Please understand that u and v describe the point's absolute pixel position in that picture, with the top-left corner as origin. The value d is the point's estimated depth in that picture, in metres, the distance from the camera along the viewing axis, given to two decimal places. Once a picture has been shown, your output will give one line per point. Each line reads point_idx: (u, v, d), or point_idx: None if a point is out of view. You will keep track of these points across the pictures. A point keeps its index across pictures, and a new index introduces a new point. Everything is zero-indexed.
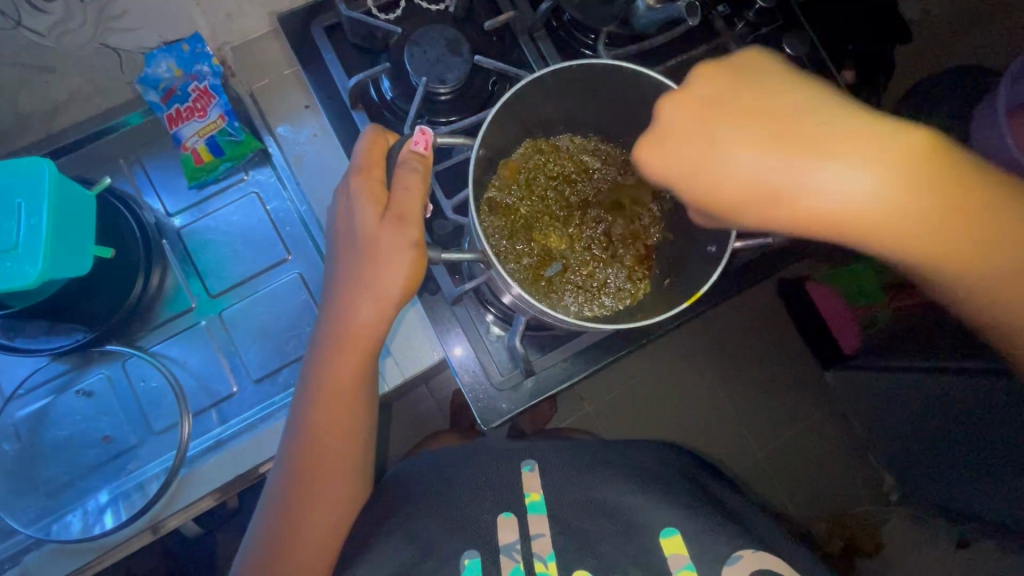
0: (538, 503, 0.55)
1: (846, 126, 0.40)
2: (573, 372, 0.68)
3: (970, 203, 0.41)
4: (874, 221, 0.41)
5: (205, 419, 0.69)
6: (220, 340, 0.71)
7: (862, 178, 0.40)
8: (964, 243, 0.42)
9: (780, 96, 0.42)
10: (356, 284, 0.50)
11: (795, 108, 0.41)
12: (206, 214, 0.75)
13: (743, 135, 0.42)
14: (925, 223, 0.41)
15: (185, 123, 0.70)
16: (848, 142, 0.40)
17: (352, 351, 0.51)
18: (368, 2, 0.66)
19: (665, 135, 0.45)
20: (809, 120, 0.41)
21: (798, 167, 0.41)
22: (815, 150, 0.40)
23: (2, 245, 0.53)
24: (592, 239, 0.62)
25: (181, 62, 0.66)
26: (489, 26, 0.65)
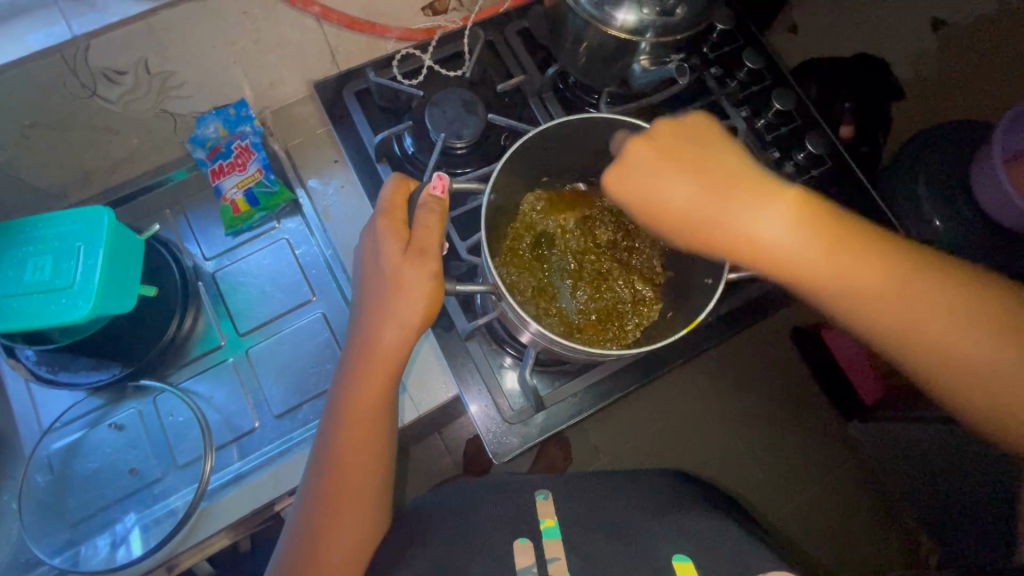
0: (552, 528, 0.55)
1: (749, 182, 0.53)
2: (582, 408, 0.69)
3: (877, 259, 0.50)
4: (790, 252, 0.50)
5: (227, 454, 0.71)
6: (246, 377, 0.74)
7: (767, 219, 0.51)
8: (873, 285, 0.49)
9: (708, 152, 0.54)
10: (379, 314, 0.54)
11: (720, 163, 0.53)
12: (237, 259, 0.79)
13: (675, 172, 0.53)
14: (839, 260, 0.50)
15: (226, 177, 0.76)
16: (751, 191, 0.52)
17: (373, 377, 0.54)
18: (394, 70, 0.75)
19: (622, 167, 0.55)
20: (721, 171, 0.53)
21: (717, 202, 0.52)
22: (729, 192, 0.52)
23: (61, 282, 0.59)
24: (597, 276, 0.65)
25: (227, 124, 0.75)
26: (502, 88, 0.72)
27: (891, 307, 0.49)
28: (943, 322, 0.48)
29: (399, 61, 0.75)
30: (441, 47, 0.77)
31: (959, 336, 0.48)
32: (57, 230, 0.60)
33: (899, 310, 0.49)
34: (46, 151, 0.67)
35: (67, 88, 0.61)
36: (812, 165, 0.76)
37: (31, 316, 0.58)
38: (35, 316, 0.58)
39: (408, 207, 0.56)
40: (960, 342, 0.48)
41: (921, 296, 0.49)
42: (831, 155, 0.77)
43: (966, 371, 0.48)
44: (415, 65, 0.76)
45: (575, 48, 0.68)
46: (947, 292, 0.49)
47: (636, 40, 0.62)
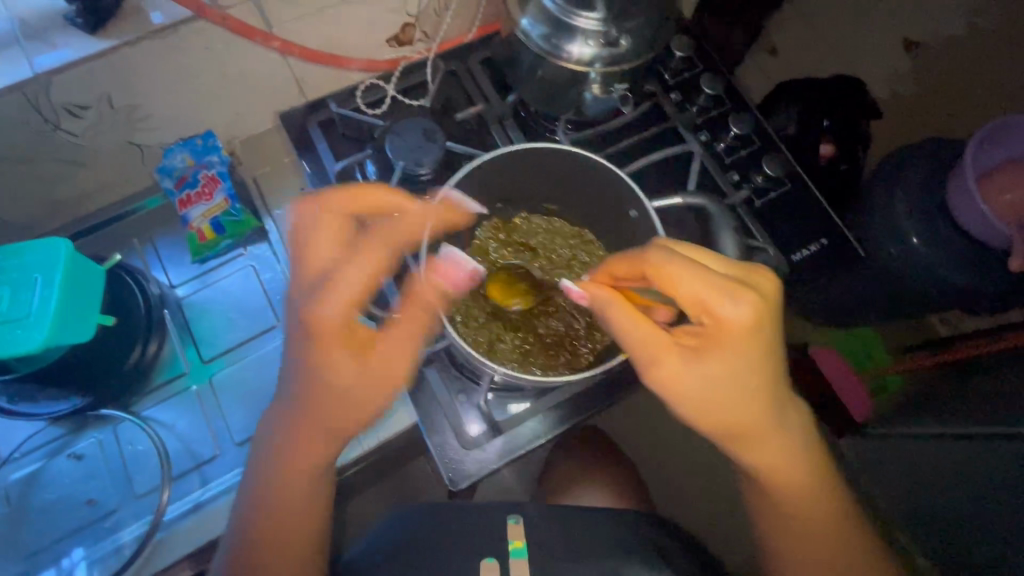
0: (520, 549, 0.65)
1: (770, 323, 0.49)
2: (541, 433, 0.68)
3: (781, 408, 0.54)
4: (738, 394, 0.50)
5: (187, 483, 0.70)
6: (209, 404, 0.74)
7: (754, 347, 0.49)
8: (768, 429, 0.53)
9: (761, 287, 0.51)
10: (350, 374, 0.52)
11: (766, 298, 0.50)
12: (205, 285, 0.80)
13: (731, 294, 0.48)
14: (764, 401, 0.51)
15: (194, 207, 0.77)
16: (765, 327, 0.49)
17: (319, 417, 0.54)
18: (357, 100, 0.76)
19: (674, 257, 0.48)
20: (762, 308, 0.49)
21: (740, 324, 0.48)
22: (756, 321, 0.48)
23: (18, 314, 0.59)
24: (549, 300, 0.66)
25: (195, 154, 0.76)
26: (461, 117, 0.75)
27: (757, 448, 0.54)
28: (783, 466, 0.55)
29: (363, 91, 0.77)
30: (405, 77, 0.78)
31: (783, 482, 0.56)
32: (15, 263, 0.61)
33: (770, 449, 0.54)
34: (12, 184, 0.68)
35: (29, 123, 0.62)
36: (771, 187, 0.77)
37: None
38: None
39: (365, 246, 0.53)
40: (783, 482, 0.56)
41: (782, 445, 0.54)
42: (790, 177, 0.78)
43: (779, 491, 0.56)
44: (379, 94, 0.77)
45: (531, 78, 0.70)
46: (801, 458, 0.55)
47: (582, 69, 0.63)
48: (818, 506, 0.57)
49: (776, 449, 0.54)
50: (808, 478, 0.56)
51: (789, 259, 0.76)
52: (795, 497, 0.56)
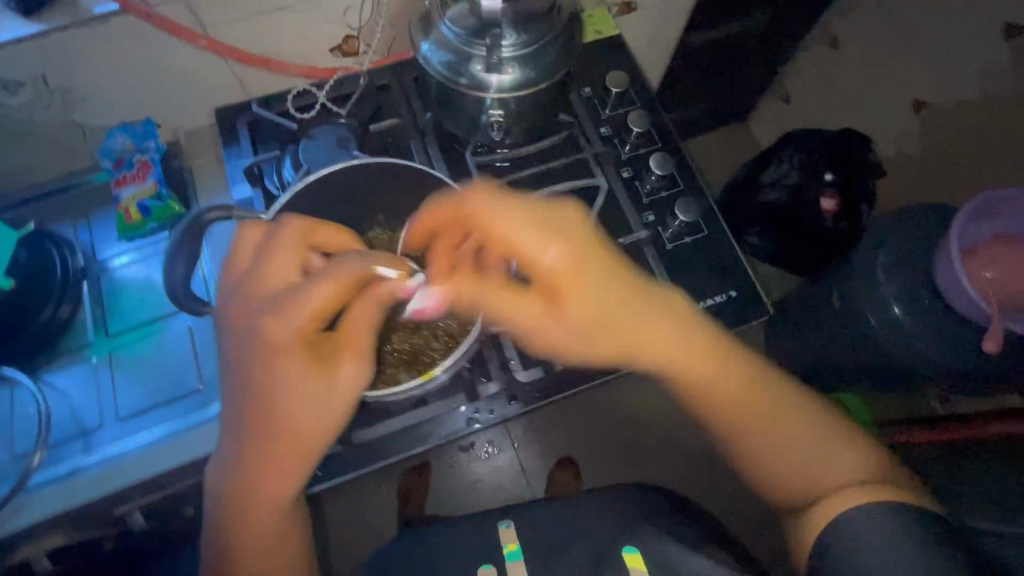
0: (513, 551, 0.72)
1: (575, 230, 0.59)
2: (398, 450, 0.67)
3: (665, 313, 0.60)
4: (616, 308, 0.58)
5: (68, 450, 0.73)
6: (105, 377, 0.77)
7: (561, 258, 0.57)
8: (664, 347, 0.60)
9: (558, 208, 0.59)
10: (278, 431, 0.51)
11: (562, 213, 0.59)
12: (127, 263, 0.83)
13: (529, 220, 0.57)
14: (625, 308, 0.58)
15: (126, 186, 0.80)
16: (572, 232, 0.58)
17: (280, 457, 0.52)
18: (286, 103, 0.79)
19: (484, 210, 0.56)
20: (555, 217, 0.58)
21: (543, 251, 0.57)
22: (557, 240, 0.57)
23: None
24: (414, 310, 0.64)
25: (135, 139, 0.80)
26: (374, 128, 0.77)
27: (665, 359, 0.60)
28: (697, 370, 0.61)
29: (294, 96, 0.80)
30: (338, 85, 0.81)
31: (715, 397, 0.62)
32: None
33: (674, 360, 0.60)
34: None
35: None
36: (683, 231, 0.76)
37: None
38: None
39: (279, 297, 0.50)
40: (721, 408, 0.62)
41: (688, 347, 0.60)
42: (706, 221, 0.77)
43: (738, 421, 0.62)
44: (309, 100, 0.80)
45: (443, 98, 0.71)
46: (714, 370, 0.61)
47: (499, 98, 0.64)
48: (795, 428, 0.61)
49: (689, 358, 0.60)
50: (763, 403, 0.62)
51: None
52: (751, 417, 0.61)
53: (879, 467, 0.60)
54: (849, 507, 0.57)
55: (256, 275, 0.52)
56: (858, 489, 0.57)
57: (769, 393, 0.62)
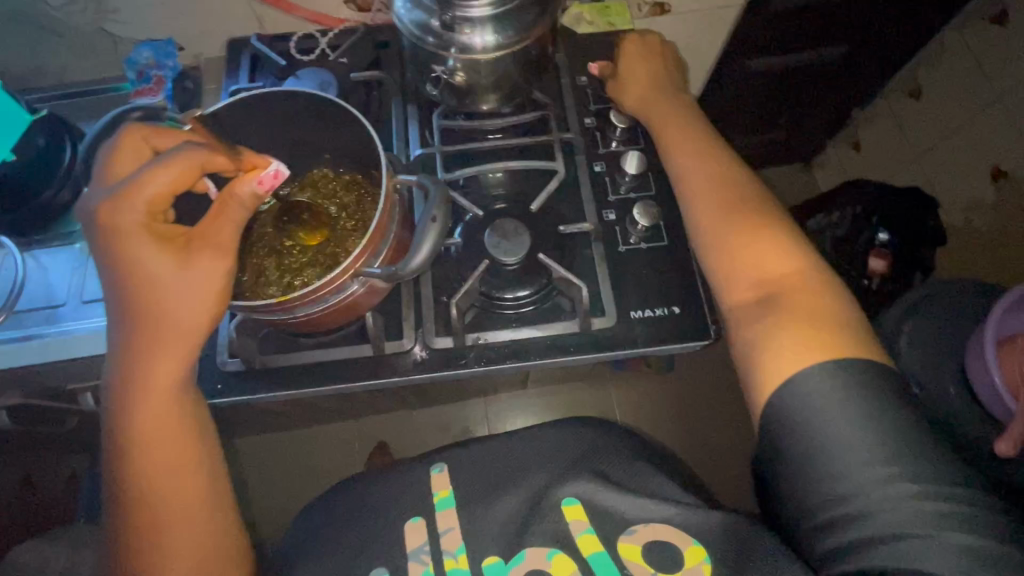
0: (445, 500, 0.64)
1: (682, 123, 0.70)
2: (294, 384, 0.66)
3: (730, 187, 0.65)
4: (697, 153, 0.68)
5: (34, 316, 0.80)
6: (79, 263, 0.84)
7: (656, 85, 0.74)
8: (713, 171, 0.66)
9: (665, 99, 0.73)
10: (152, 329, 0.56)
11: (673, 102, 0.73)
12: None
13: (648, 72, 0.75)
14: (729, 192, 0.64)
15: (142, 97, 0.87)
16: (683, 123, 0.70)
17: (162, 345, 0.56)
18: (288, 43, 0.83)
19: (155, 131, 0.58)
20: (666, 107, 0.72)
21: (655, 105, 0.72)
22: (664, 100, 0.73)
23: None
24: (325, 249, 0.64)
25: (157, 55, 0.87)
26: (355, 77, 0.79)
27: (717, 217, 0.63)
28: (754, 220, 0.61)
29: (297, 38, 0.83)
30: (338, 35, 0.84)
31: (753, 256, 0.59)
32: None
33: (734, 221, 0.61)
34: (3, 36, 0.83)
35: None
36: (642, 236, 0.72)
37: None
38: None
39: (134, 200, 0.53)
40: (750, 264, 0.59)
41: (729, 206, 0.63)
42: (668, 232, 0.73)
43: (752, 288, 0.58)
44: (311, 44, 0.83)
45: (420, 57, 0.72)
46: (777, 244, 0.59)
47: (483, 59, 0.65)
48: (794, 283, 0.56)
49: (702, 193, 0.65)
50: (768, 259, 0.59)
51: (625, 313, 0.69)
52: (769, 269, 0.58)
53: (864, 330, 0.53)
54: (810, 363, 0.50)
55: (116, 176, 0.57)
56: (822, 347, 0.51)
57: (780, 248, 0.59)
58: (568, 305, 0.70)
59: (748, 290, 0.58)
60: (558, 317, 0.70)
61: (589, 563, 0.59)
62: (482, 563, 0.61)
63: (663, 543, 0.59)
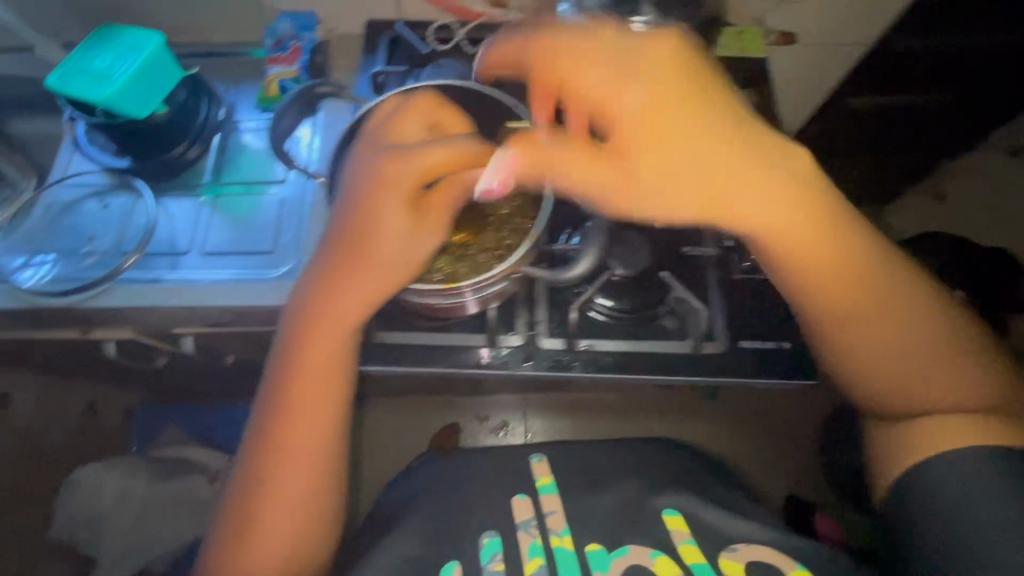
0: (548, 487, 0.73)
1: (706, 125, 0.55)
2: (408, 361, 0.70)
3: (810, 219, 0.58)
4: (749, 163, 0.55)
5: (156, 261, 0.84)
6: (202, 216, 0.88)
7: (637, 84, 0.55)
8: (786, 189, 0.57)
9: (669, 74, 0.55)
10: (354, 272, 0.63)
11: (682, 89, 0.55)
12: (250, 129, 0.93)
13: (610, 74, 0.55)
14: (799, 221, 0.58)
15: (276, 65, 0.91)
16: (734, 179, 0.56)
17: (354, 288, 0.64)
18: (427, 30, 0.85)
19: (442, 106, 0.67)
20: (658, 117, 0.54)
21: (616, 121, 0.55)
22: (648, 114, 0.55)
23: (107, 73, 0.77)
24: (467, 241, 0.68)
25: (296, 27, 0.92)
26: (494, 72, 0.81)
27: (803, 258, 0.59)
28: (842, 259, 0.60)
29: (435, 27, 0.85)
30: (476, 28, 0.85)
31: (849, 295, 0.61)
32: (128, 39, 0.80)
33: (828, 264, 0.60)
34: None
35: None
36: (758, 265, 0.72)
37: (82, 89, 0.78)
38: (85, 89, 0.78)
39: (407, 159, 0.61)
40: (848, 306, 0.61)
41: (810, 239, 0.59)
42: None
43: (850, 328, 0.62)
44: (448, 34, 0.85)
45: None
46: (869, 284, 0.61)
47: None
48: (894, 327, 0.61)
49: (778, 221, 0.57)
50: (871, 309, 0.61)
51: (732, 341, 0.70)
52: (868, 321, 0.61)
53: (952, 381, 0.61)
54: (943, 449, 0.60)
55: (388, 133, 0.65)
56: (916, 396, 0.61)
57: (877, 293, 0.61)
58: (676, 326, 0.70)
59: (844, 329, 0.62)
60: (667, 337, 0.70)
61: (691, 569, 0.63)
62: (585, 547, 0.66)
63: (765, 560, 0.63)
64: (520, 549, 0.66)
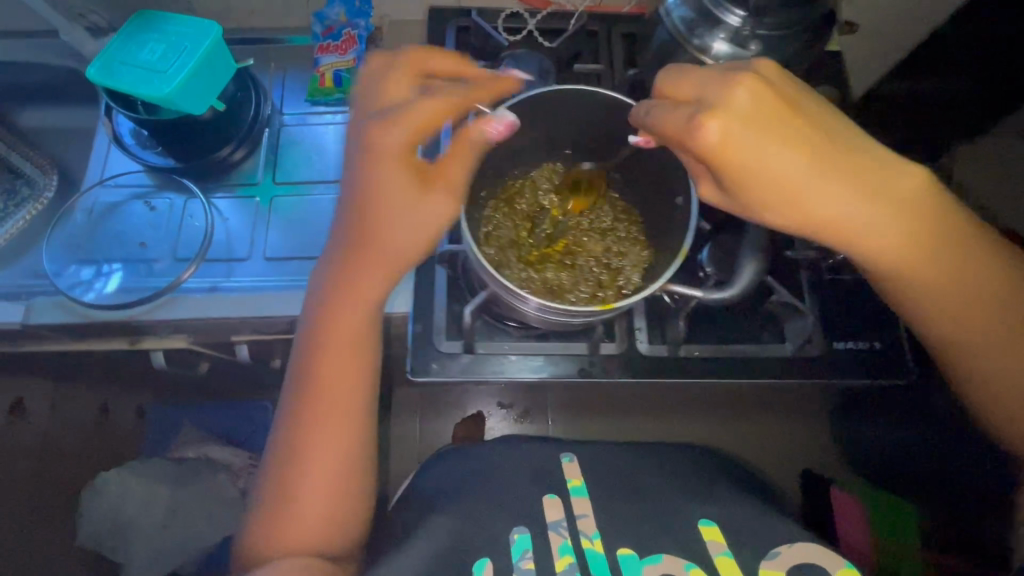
0: (579, 488, 0.69)
1: (841, 145, 0.54)
2: (505, 373, 0.69)
3: (934, 233, 0.58)
4: (877, 182, 0.55)
5: (214, 267, 0.80)
6: (260, 218, 0.83)
7: (744, 132, 0.50)
8: (906, 221, 0.56)
9: (784, 109, 0.51)
10: (366, 264, 0.61)
11: (813, 115, 0.54)
12: (303, 124, 0.87)
13: (732, 111, 0.50)
14: (921, 238, 0.58)
15: (328, 54, 0.85)
16: (862, 199, 0.54)
17: (363, 275, 0.61)
18: (499, 19, 0.80)
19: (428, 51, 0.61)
20: (770, 137, 0.50)
21: (758, 140, 0.50)
22: (785, 125, 0.51)
23: (160, 68, 0.71)
24: (575, 249, 0.65)
25: (349, 13, 0.84)
26: (577, 67, 0.77)
27: (928, 276, 0.59)
28: (956, 272, 0.60)
29: (506, 15, 0.81)
30: (549, 17, 0.81)
31: (971, 304, 0.61)
32: (179, 29, 0.74)
33: (948, 279, 0.60)
34: None
35: None
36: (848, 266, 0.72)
37: (130, 84, 0.71)
38: (134, 85, 0.71)
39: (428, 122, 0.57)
40: (972, 316, 0.61)
41: (937, 257, 0.58)
42: None
43: (973, 338, 0.62)
44: (520, 24, 0.81)
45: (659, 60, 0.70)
46: (989, 289, 0.60)
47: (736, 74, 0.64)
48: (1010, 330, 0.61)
49: (904, 246, 0.58)
50: (991, 317, 0.61)
51: (829, 341, 0.71)
52: (984, 332, 0.61)
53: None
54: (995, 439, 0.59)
55: (376, 92, 0.61)
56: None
57: (1000, 292, 0.60)
58: (769, 330, 0.72)
59: (954, 341, 0.63)
60: (760, 339, 0.71)
61: None
62: (617, 551, 0.63)
63: (811, 567, 0.61)
64: (549, 547, 0.63)
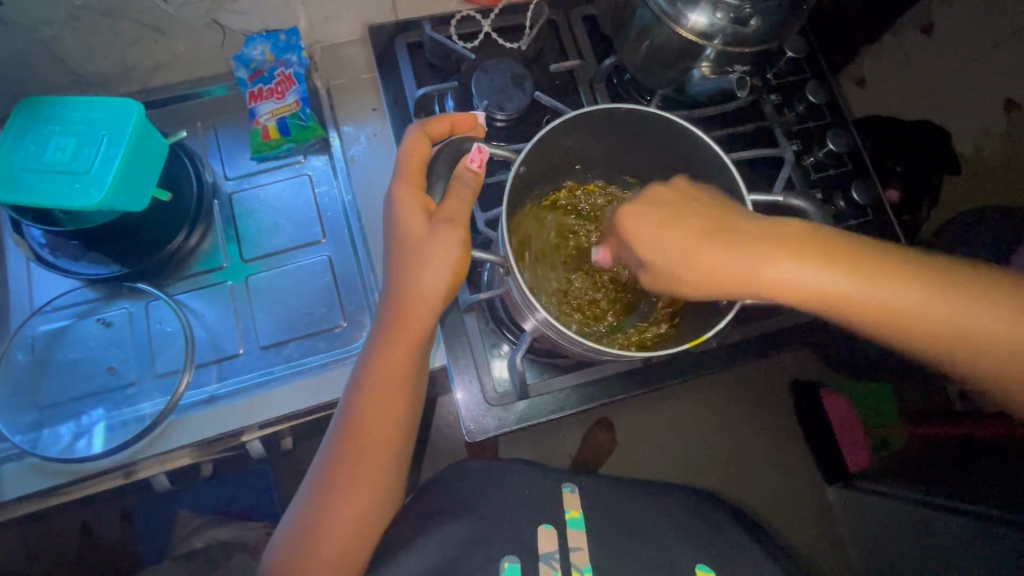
0: (576, 519, 0.58)
1: (776, 232, 0.50)
2: (565, 406, 0.68)
3: (917, 288, 0.48)
4: (831, 253, 0.49)
5: (205, 374, 0.70)
6: (240, 303, 0.74)
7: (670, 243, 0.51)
8: (882, 285, 0.48)
9: (696, 216, 0.51)
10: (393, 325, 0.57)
11: (729, 210, 0.51)
12: (256, 186, 0.78)
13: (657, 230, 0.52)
14: (903, 294, 0.48)
15: (261, 101, 0.75)
16: (818, 281, 0.49)
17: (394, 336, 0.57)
18: (451, 28, 0.73)
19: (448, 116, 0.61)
20: (701, 255, 0.50)
21: (691, 251, 0.50)
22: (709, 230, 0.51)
23: (79, 167, 0.59)
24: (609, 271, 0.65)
25: (275, 49, 0.73)
26: (553, 68, 0.72)
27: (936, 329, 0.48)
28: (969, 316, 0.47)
29: (457, 21, 0.73)
30: (503, 15, 0.75)
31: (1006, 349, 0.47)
32: (85, 115, 0.61)
33: (954, 329, 0.48)
34: (91, 37, 0.64)
35: None
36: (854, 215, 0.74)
37: (43, 194, 0.58)
38: (48, 194, 0.58)
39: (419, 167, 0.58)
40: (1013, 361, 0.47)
41: (937, 304, 0.48)
42: (874, 208, 0.74)
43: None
44: (474, 28, 0.74)
45: (640, 47, 0.66)
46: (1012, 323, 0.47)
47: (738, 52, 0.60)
48: None
49: (896, 305, 0.48)
50: None
51: None
52: None
53: None
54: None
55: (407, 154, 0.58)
56: None
57: None
58: None
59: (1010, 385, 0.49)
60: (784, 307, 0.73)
61: None
62: None
63: None
64: None
